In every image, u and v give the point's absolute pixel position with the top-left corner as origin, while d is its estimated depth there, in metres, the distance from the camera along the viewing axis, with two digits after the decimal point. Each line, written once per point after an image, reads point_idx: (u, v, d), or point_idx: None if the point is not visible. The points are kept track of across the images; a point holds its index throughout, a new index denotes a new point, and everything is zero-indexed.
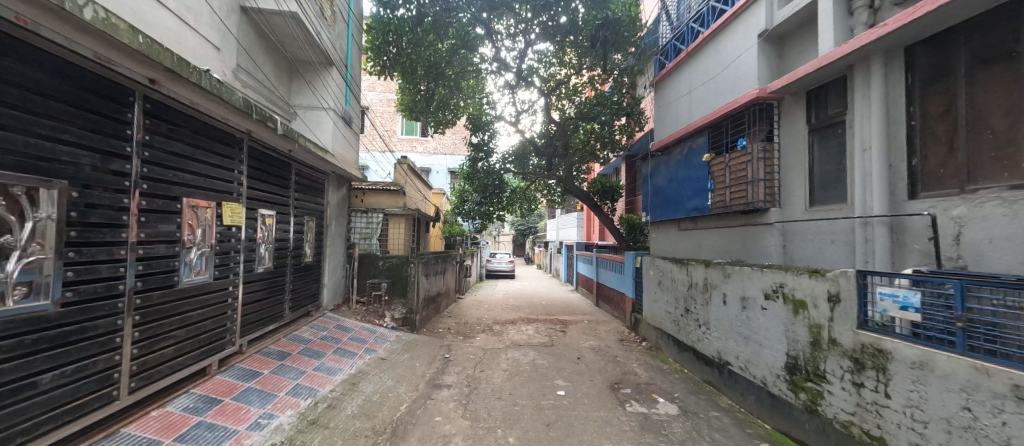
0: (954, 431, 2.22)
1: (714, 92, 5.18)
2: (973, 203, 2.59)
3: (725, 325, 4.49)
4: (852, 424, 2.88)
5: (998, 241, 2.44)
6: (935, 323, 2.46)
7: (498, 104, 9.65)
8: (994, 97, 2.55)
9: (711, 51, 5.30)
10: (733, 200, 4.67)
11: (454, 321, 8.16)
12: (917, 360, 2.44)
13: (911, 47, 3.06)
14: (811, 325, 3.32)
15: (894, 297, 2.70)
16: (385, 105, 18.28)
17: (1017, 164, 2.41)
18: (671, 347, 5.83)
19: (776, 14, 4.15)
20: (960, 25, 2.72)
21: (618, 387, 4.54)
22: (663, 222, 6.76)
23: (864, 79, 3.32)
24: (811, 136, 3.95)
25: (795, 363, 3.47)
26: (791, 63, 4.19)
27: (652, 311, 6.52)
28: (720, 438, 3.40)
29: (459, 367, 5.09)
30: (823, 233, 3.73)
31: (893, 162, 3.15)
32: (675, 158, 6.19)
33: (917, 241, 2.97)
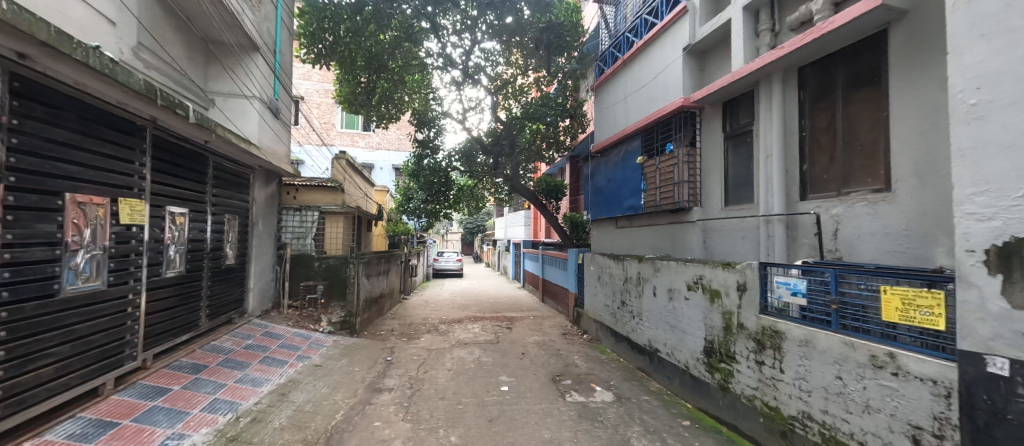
0: (831, 397, 2.66)
1: (647, 99, 5.54)
2: (847, 204, 3.06)
3: (655, 315, 4.85)
4: (755, 397, 3.31)
5: (866, 236, 2.91)
6: (817, 306, 2.90)
7: (445, 101, 9.49)
8: (863, 114, 3.04)
9: (644, 61, 5.67)
10: (663, 199, 5.04)
11: (398, 322, 7.90)
12: (805, 339, 2.87)
13: (803, 68, 3.52)
14: (724, 311, 3.71)
15: (787, 285, 3.12)
16: (322, 96, 17.13)
17: (876, 172, 2.91)
18: (609, 339, 6.17)
19: (698, 31, 4.55)
20: (839, 52, 3.20)
21: (560, 379, 4.72)
22: (602, 220, 7.11)
23: (767, 94, 3.77)
24: (726, 142, 4.39)
25: (711, 347, 3.86)
26: (711, 76, 4.62)
27: (592, 305, 6.84)
28: (650, 420, 3.67)
29: (401, 369, 4.95)
30: (736, 230, 4.16)
31: (789, 168, 3.62)
32: (613, 160, 6.54)
33: (807, 236, 3.43)
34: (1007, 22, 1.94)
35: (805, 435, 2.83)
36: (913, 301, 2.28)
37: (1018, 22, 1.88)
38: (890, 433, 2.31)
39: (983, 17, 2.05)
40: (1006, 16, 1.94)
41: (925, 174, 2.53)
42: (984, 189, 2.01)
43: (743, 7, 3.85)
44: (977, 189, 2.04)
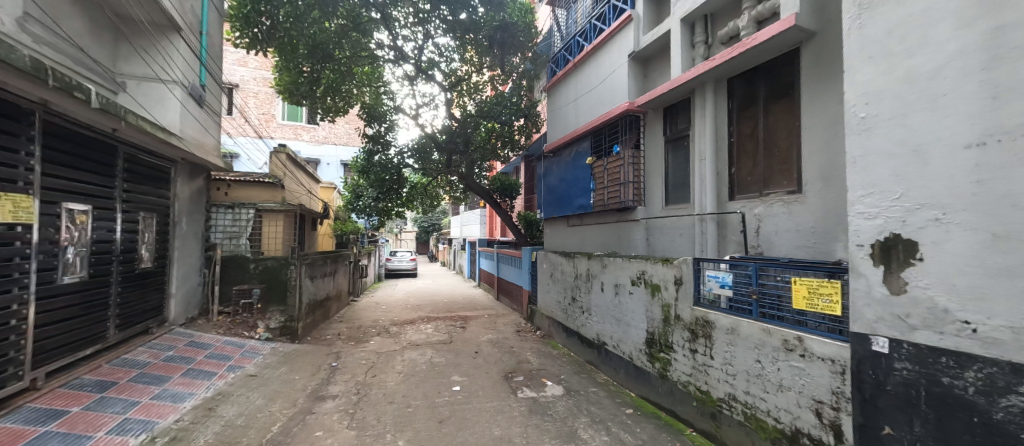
0: (752, 379, 2.97)
1: (596, 102, 5.74)
2: (767, 204, 3.39)
3: (602, 310, 5.05)
4: (689, 383, 3.58)
5: (782, 233, 3.24)
6: (741, 297, 3.18)
7: (397, 96, 9.24)
8: (779, 123, 3.38)
9: (593, 64, 5.86)
10: (611, 199, 5.27)
11: (346, 326, 7.55)
12: (731, 327, 3.16)
13: (731, 79, 3.84)
14: (663, 304, 3.95)
15: (716, 278, 3.39)
16: (260, 84, 15.89)
17: (791, 176, 3.26)
18: (560, 334, 6.34)
19: (641, 39, 4.79)
20: (761, 66, 3.53)
21: (512, 376, 4.77)
22: (554, 219, 7.28)
23: (701, 101, 4.06)
24: (667, 146, 4.67)
25: (652, 338, 4.10)
26: (653, 82, 4.88)
27: (545, 301, 6.98)
28: (596, 410, 3.83)
29: (347, 375, 4.73)
30: (675, 228, 4.44)
31: (720, 170, 3.93)
32: (564, 160, 6.70)
33: (734, 233, 3.75)
34: (891, 48, 2.28)
35: (731, 415, 3.14)
36: (817, 290, 2.62)
37: (898, 49, 2.24)
38: (798, 407, 2.63)
39: (872, 41, 2.38)
40: (890, 43, 2.28)
41: (828, 178, 2.87)
42: (872, 191, 2.34)
43: (681, 19, 4.12)
44: (866, 191, 2.37)
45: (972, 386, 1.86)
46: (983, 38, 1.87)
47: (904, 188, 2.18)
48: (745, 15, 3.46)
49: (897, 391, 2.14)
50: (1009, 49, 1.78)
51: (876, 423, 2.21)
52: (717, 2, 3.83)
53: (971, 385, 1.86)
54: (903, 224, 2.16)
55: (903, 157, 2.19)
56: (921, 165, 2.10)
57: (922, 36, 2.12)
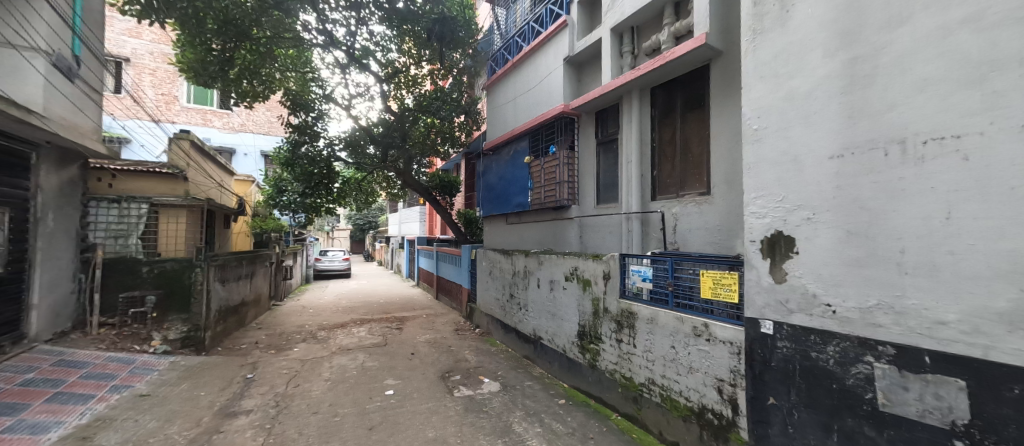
0: (668, 363, 3.26)
1: (533, 102, 5.87)
2: (682, 204, 3.73)
3: (538, 306, 5.20)
4: (615, 371, 3.82)
5: (694, 230, 3.59)
6: (658, 289, 3.47)
7: (328, 84, 8.70)
8: (693, 131, 3.74)
9: (531, 65, 5.97)
10: (547, 197, 5.42)
11: (266, 333, 6.89)
12: (651, 317, 3.43)
13: (654, 89, 4.16)
14: (593, 298, 4.17)
15: (639, 272, 3.65)
16: (157, 60, 13.79)
17: (701, 179, 3.62)
18: (499, 331, 6.41)
19: (575, 45, 5.00)
20: (679, 78, 3.88)
21: (449, 376, 4.72)
22: (493, 216, 7.32)
23: (628, 107, 4.34)
24: (598, 148, 4.92)
25: (583, 330, 4.30)
26: (586, 87, 5.11)
27: (484, 299, 7.00)
28: (531, 403, 3.94)
29: (266, 387, 4.31)
30: (605, 226, 4.70)
31: (644, 173, 4.23)
32: (503, 158, 6.76)
33: (656, 231, 4.07)
34: (777, 70, 2.63)
35: (650, 398, 3.42)
36: (720, 280, 2.96)
37: (782, 71, 2.60)
38: (704, 386, 2.96)
39: (762, 63, 2.72)
40: (776, 65, 2.63)
41: (731, 181, 3.25)
42: (761, 194, 2.69)
43: (611, 28, 4.36)
44: (758, 193, 2.72)
45: (833, 358, 2.26)
46: (843, 67, 2.26)
47: (785, 191, 2.54)
48: (665, 31, 3.78)
49: (779, 366, 2.50)
50: (861, 77, 2.18)
51: (764, 395, 2.57)
52: (642, 16, 4.13)
53: (832, 357, 2.26)
54: (784, 223, 2.52)
55: (785, 165, 2.55)
56: (798, 171, 2.47)
57: (799, 61, 2.49)
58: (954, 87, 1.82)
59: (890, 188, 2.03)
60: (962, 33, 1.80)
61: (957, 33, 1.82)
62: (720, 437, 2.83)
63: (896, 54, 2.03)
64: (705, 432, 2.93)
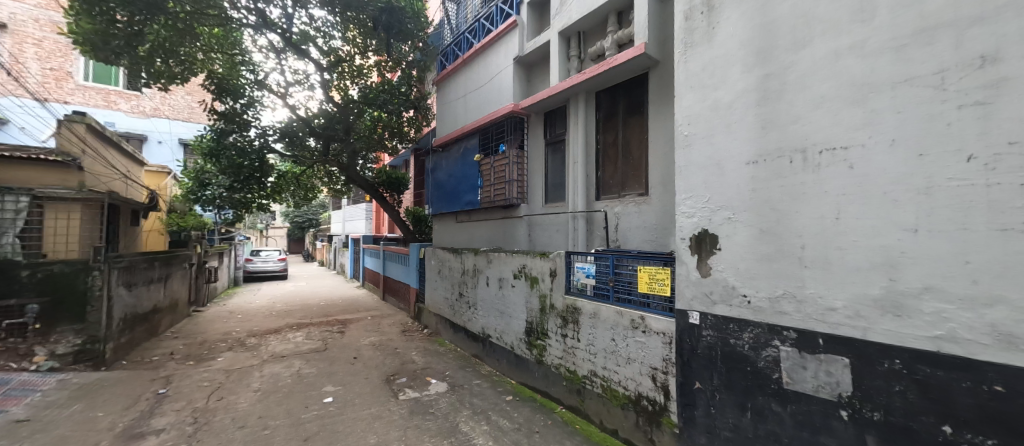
0: (608, 355, 3.42)
1: (484, 100, 5.84)
2: (623, 204, 3.93)
3: (487, 304, 5.20)
4: (561, 365, 3.94)
5: (634, 228, 3.81)
6: (600, 285, 3.62)
7: (261, 69, 8.02)
8: (634, 134, 3.95)
9: (481, 63, 5.95)
10: (497, 196, 5.44)
11: (184, 342, 6.18)
12: (594, 312, 3.58)
13: (599, 93, 4.34)
14: (540, 294, 4.26)
15: (583, 269, 3.78)
16: (44, 29, 11.79)
17: (640, 180, 3.85)
18: (448, 331, 6.31)
19: (525, 45, 5.07)
20: (622, 84, 4.08)
21: (394, 379, 4.56)
22: (442, 215, 7.19)
23: (575, 109, 4.49)
24: (547, 148, 5.03)
25: (531, 327, 4.38)
26: (535, 88, 5.20)
27: (433, 299, 6.86)
28: (478, 402, 3.93)
29: (181, 402, 3.86)
30: (553, 225, 4.82)
31: (589, 174, 4.40)
32: (452, 155, 6.66)
33: (599, 229, 4.24)
34: (704, 80, 2.86)
35: (592, 389, 3.57)
36: (655, 276, 3.16)
37: (708, 82, 2.83)
38: (640, 375, 3.15)
39: (692, 74, 2.94)
40: (703, 76, 2.86)
41: (666, 183, 3.48)
42: (690, 195, 2.91)
43: (559, 32, 4.47)
44: (687, 195, 2.93)
45: (748, 343, 2.51)
46: (758, 81, 2.52)
47: (710, 193, 2.77)
48: (609, 38, 3.95)
49: (704, 353, 2.72)
50: (772, 92, 2.45)
51: (691, 380, 2.79)
52: (587, 22, 4.29)
53: (747, 341, 2.52)
54: (709, 222, 2.75)
55: (710, 169, 2.78)
56: (721, 175, 2.71)
57: (722, 74, 2.73)
58: (843, 105, 2.12)
59: (794, 191, 2.31)
60: (850, 58, 2.10)
61: (846, 58, 2.12)
62: (654, 422, 3.03)
63: (800, 73, 2.31)
64: (641, 418, 3.13)
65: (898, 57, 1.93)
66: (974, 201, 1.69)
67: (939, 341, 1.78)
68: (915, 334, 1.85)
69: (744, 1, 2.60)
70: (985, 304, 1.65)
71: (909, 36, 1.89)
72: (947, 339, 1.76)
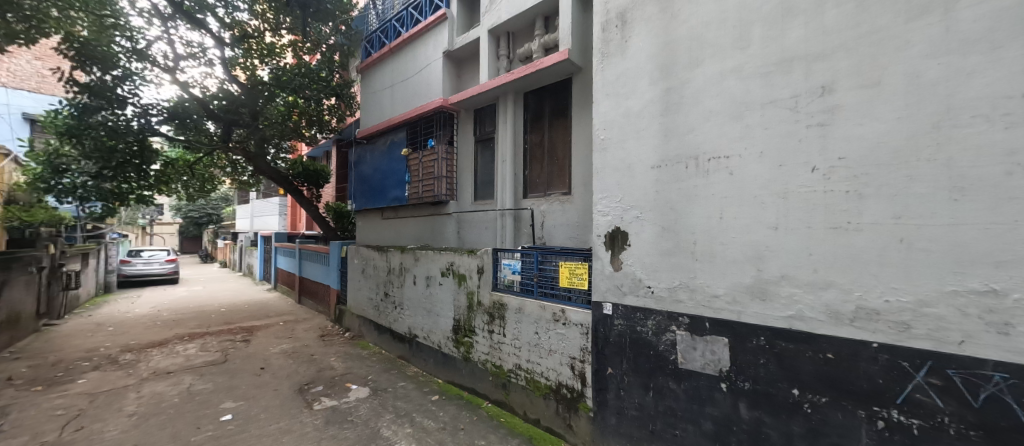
0: (532, 348, 3.55)
1: (411, 93, 5.65)
2: (549, 202, 4.09)
3: (413, 303, 5.05)
4: (487, 360, 3.99)
5: (558, 225, 3.98)
6: (525, 280, 3.72)
7: (141, 36, 6.88)
8: (559, 136, 4.13)
9: (409, 53, 5.74)
10: (425, 192, 5.29)
11: (29, 364, 5.01)
12: (519, 307, 3.68)
13: (526, 94, 4.45)
14: (468, 292, 4.25)
15: (510, 265, 3.86)
16: None
17: (564, 180, 4.04)
18: (372, 333, 6.01)
19: (455, 40, 5.01)
20: (548, 87, 4.23)
21: (309, 388, 4.22)
22: (367, 210, 6.80)
23: (504, 108, 4.55)
24: (476, 145, 5.03)
25: (458, 324, 4.36)
26: (465, 84, 5.17)
27: (355, 300, 6.47)
28: (402, 404, 3.82)
29: (23, 438, 3.13)
30: (482, 222, 4.84)
31: (517, 172, 4.51)
32: (378, 148, 6.34)
33: (526, 226, 4.36)
34: (618, 89, 3.09)
35: (517, 382, 3.68)
36: (575, 270, 3.34)
37: (621, 92, 3.06)
38: (560, 365, 3.32)
39: (608, 82, 3.16)
40: (617, 85, 3.09)
41: (587, 183, 3.70)
42: (605, 195, 3.12)
43: (488, 30, 4.49)
44: (603, 195, 3.14)
45: (651, 329, 2.79)
46: (662, 94, 2.79)
47: (622, 193, 3.01)
48: (536, 41, 4.08)
49: (616, 340, 2.96)
50: (673, 104, 2.73)
51: (604, 366, 3.02)
52: (516, 23, 4.36)
53: (651, 328, 2.79)
54: (621, 220, 2.99)
55: (622, 171, 3.01)
56: (631, 178, 2.96)
57: (634, 85, 2.97)
58: (726, 119, 2.45)
59: (689, 193, 2.61)
60: (731, 80, 2.43)
61: (728, 79, 2.44)
62: (572, 408, 3.22)
63: (694, 89, 2.61)
64: (560, 405, 3.30)
65: (766, 82, 2.28)
66: (815, 204, 2.07)
67: (791, 320, 2.16)
68: (775, 315, 2.22)
69: (651, 20, 2.87)
70: (822, 287, 2.05)
71: (774, 65, 2.25)
72: (796, 318, 2.14)
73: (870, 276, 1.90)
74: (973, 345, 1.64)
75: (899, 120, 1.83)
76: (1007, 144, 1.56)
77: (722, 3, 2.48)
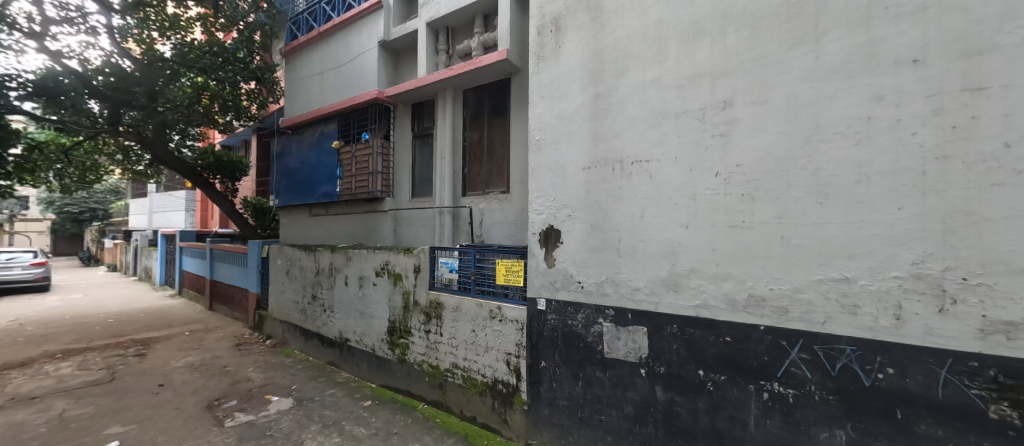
0: (469, 346, 3.55)
1: (343, 82, 5.33)
2: (487, 200, 4.11)
3: (345, 305, 4.77)
4: (423, 361, 3.91)
5: (497, 223, 4.02)
6: (463, 278, 3.69)
7: None
8: (497, 135, 4.16)
9: (340, 40, 5.41)
10: (358, 188, 5.02)
11: None
12: (456, 306, 3.65)
13: (466, 91, 4.42)
14: (404, 292, 4.13)
15: (448, 264, 3.81)
16: None
17: (502, 179, 4.09)
18: (297, 339, 5.57)
19: (391, 30, 4.82)
20: (487, 85, 4.25)
21: (219, 403, 3.79)
22: (292, 207, 6.28)
23: (443, 104, 4.47)
24: (414, 140, 4.89)
25: (393, 326, 4.21)
26: (403, 77, 5.00)
27: (279, 304, 5.95)
28: (329, 413, 3.60)
29: None
30: (420, 220, 4.72)
31: (456, 170, 4.46)
32: (305, 139, 5.88)
33: (465, 225, 4.34)
34: (552, 92, 3.20)
35: (453, 381, 3.65)
36: (511, 268, 3.41)
37: (555, 95, 3.18)
38: (496, 361, 3.36)
39: (543, 85, 3.25)
40: (552, 89, 3.20)
41: (523, 183, 3.79)
42: (540, 194, 3.22)
43: (427, 22, 4.38)
44: (538, 194, 3.23)
45: (581, 322, 2.94)
46: (592, 99, 2.95)
47: (555, 193, 3.12)
48: (476, 39, 4.07)
49: (549, 334, 3.07)
50: (601, 110, 2.90)
51: (538, 360, 3.12)
52: (455, 19, 4.32)
53: (581, 321, 2.94)
54: (554, 219, 3.11)
55: (556, 172, 3.13)
56: (563, 178, 3.08)
57: (567, 89, 3.10)
58: (647, 126, 2.65)
59: (615, 193, 2.79)
60: (651, 90, 2.64)
61: (649, 89, 2.65)
62: (507, 403, 3.28)
63: (620, 96, 2.80)
64: (496, 401, 3.34)
65: (680, 94, 2.51)
66: (718, 205, 2.33)
67: (698, 309, 2.41)
68: (685, 305, 2.46)
69: (583, 28, 3.01)
70: (723, 279, 2.31)
71: (686, 79, 2.48)
72: (702, 307, 2.40)
73: (759, 268, 2.19)
74: (832, 324, 1.97)
75: (781, 134, 2.13)
76: (856, 157, 1.90)
77: (643, 19, 2.69)
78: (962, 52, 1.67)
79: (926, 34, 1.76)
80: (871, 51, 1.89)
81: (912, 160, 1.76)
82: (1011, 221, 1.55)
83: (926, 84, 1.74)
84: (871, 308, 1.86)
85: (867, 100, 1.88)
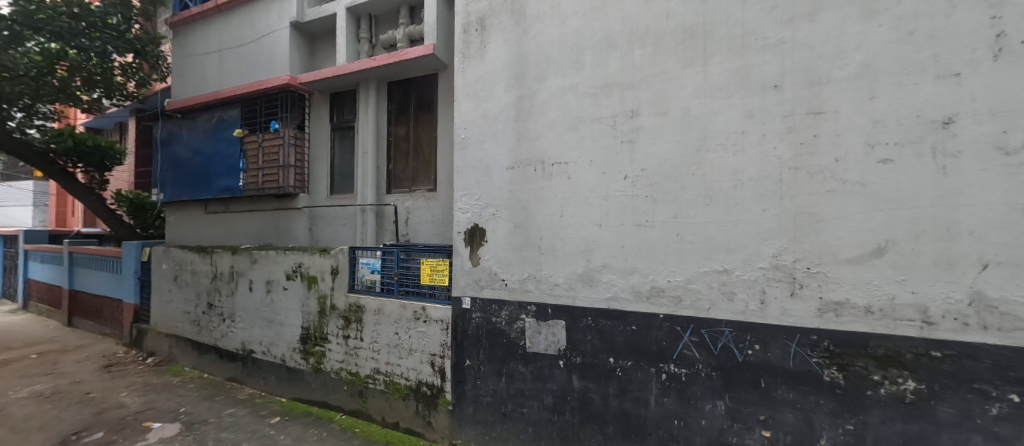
0: (391, 349, 3.41)
1: (247, 64, 4.78)
2: (413, 198, 3.98)
3: (250, 312, 4.28)
4: (342, 369, 3.67)
5: (423, 222, 3.92)
6: (385, 280, 3.54)
7: None
8: (424, 131, 4.06)
9: (244, 16, 4.83)
10: (266, 182, 4.52)
11: None
12: (378, 308, 3.49)
13: (391, 84, 4.24)
14: (320, 295, 3.83)
15: (369, 264, 3.62)
16: None
17: (429, 176, 4.00)
18: (189, 355, 4.86)
19: (306, 12, 4.45)
20: (413, 79, 4.12)
21: (78, 438, 3.16)
22: (184, 202, 5.46)
23: (365, 96, 4.24)
24: (333, 133, 4.55)
25: (307, 333, 3.88)
26: (320, 63, 4.62)
27: (165, 315, 5.13)
28: (227, 435, 3.21)
29: None
30: (339, 218, 4.42)
31: (379, 165, 4.26)
32: (198, 126, 5.15)
33: (389, 223, 4.16)
34: (477, 91, 3.21)
35: (375, 388, 3.49)
36: (436, 267, 3.35)
37: (480, 94, 3.20)
38: (420, 363, 3.29)
39: (469, 83, 3.25)
40: (477, 88, 3.21)
41: (449, 182, 3.75)
42: (465, 193, 3.21)
43: (347, 8, 4.13)
44: (463, 192, 3.22)
45: (505, 319, 2.99)
46: (515, 101, 3.02)
47: (480, 192, 3.14)
48: (400, 30, 3.91)
49: (474, 333, 3.08)
50: (524, 112, 2.98)
51: (462, 359, 3.12)
52: (378, 7, 4.12)
53: (504, 318, 3.00)
54: (479, 218, 3.12)
55: (481, 171, 3.14)
56: (488, 178, 3.11)
57: (492, 89, 3.14)
58: (565, 130, 2.79)
59: (537, 193, 2.89)
60: (569, 96, 2.78)
61: (567, 95, 2.79)
62: (431, 405, 3.22)
63: (541, 100, 2.90)
64: (420, 404, 3.27)
65: (595, 101, 2.68)
66: (626, 205, 2.54)
67: (609, 301, 2.61)
68: (599, 298, 2.65)
69: (507, 31, 3.07)
70: (630, 273, 2.53)
71: (599, 88, 2.66)
72: (612, 299, 2.60)
73: (659, 262, 2.43)
74: (715, 310, 2.27)
75: (676, 143, 2.39)
76: (734, 166, 2.21)
77: (563, 27, 2.82)
78: (808, 81, 2.03)
79: (783, 65, 2.10)
80: (744, 75, 2.20)
81: (773, 169, 2.10)
82: (838, 220, 1.93)
83: (784, 107, 2.08)
84: (743, 295, 2.18)
85: (741, 117, 2.20)
